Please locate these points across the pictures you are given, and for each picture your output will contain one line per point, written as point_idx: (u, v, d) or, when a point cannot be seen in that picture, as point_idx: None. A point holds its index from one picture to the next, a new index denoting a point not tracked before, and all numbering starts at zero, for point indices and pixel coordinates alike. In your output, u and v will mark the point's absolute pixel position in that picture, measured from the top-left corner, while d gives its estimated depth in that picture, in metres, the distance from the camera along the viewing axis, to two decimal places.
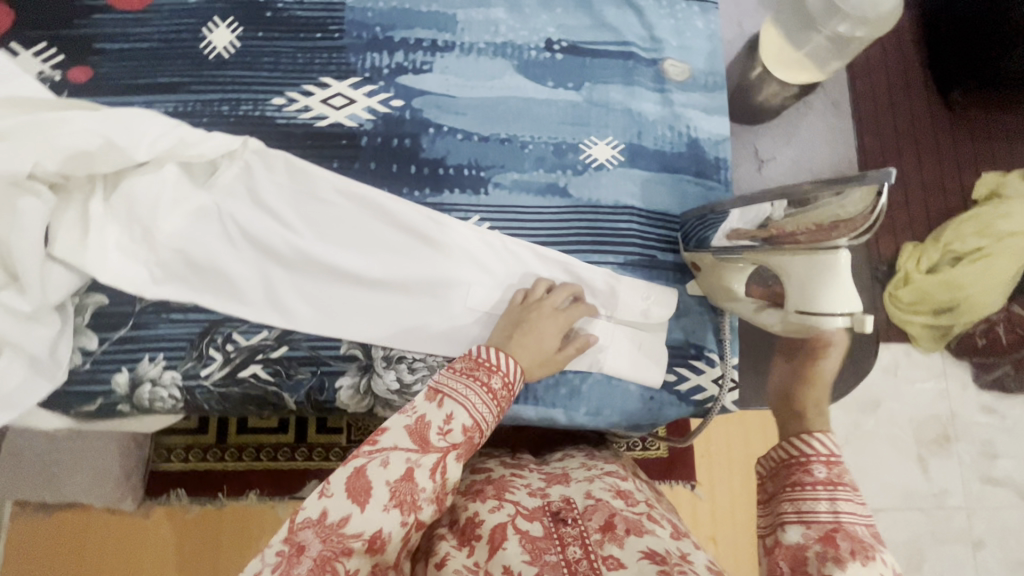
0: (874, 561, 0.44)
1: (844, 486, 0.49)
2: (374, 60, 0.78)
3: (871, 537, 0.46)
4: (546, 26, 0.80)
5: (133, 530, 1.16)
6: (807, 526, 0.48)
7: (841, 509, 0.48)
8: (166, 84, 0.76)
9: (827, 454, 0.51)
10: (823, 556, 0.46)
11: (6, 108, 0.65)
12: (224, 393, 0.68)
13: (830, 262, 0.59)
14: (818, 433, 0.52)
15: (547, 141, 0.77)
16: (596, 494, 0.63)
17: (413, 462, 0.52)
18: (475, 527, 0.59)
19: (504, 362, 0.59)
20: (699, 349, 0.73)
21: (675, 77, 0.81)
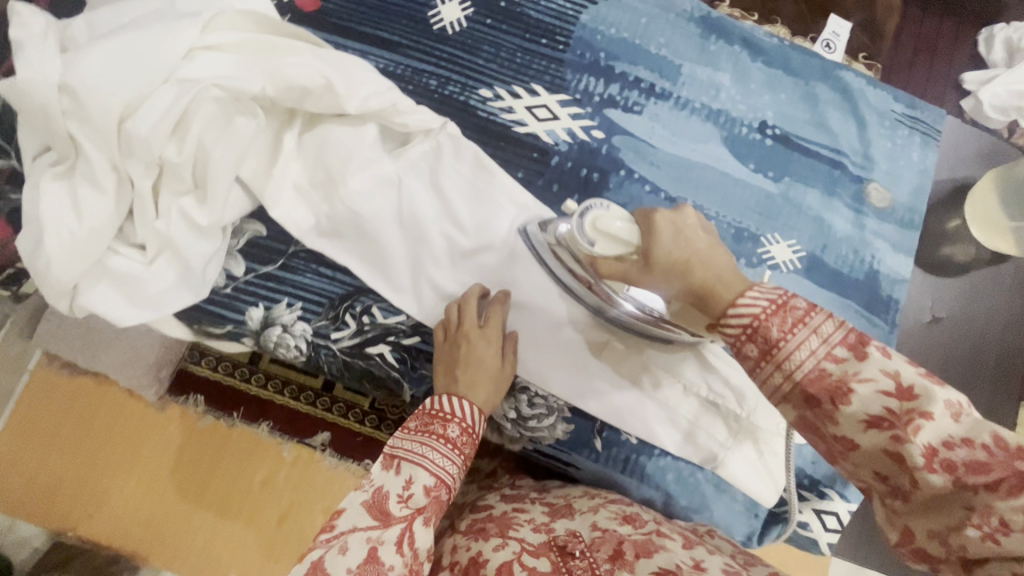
0: (855, 397, 0.38)
1: (785, 341, 0.40)
2: (588, 83, 0.76)
3: (845, 361, 0.39)
4: (765, 108, 0.77)
5: (143, 419, 1.15)
6: (789, 390, 0.41)
7: (793, 362, 0.40)
8: (384, 40, 0.74)
9: (750, 324, 0.42)
10: (822, 416, 0.39)
11: (255, 26, 0.63)
12: (348, 363, 0.67)
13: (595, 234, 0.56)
14: (733, 304, 0.44)
15: (730, 222, 0.75)
16: (602, 525, 0.56)
17: (375, 539, 0.50)
18: (477, 565, 0.54)
19: (459, 408, 0.58)
20: (813, 481, 0.70)
21: (876, 202, 0.77)
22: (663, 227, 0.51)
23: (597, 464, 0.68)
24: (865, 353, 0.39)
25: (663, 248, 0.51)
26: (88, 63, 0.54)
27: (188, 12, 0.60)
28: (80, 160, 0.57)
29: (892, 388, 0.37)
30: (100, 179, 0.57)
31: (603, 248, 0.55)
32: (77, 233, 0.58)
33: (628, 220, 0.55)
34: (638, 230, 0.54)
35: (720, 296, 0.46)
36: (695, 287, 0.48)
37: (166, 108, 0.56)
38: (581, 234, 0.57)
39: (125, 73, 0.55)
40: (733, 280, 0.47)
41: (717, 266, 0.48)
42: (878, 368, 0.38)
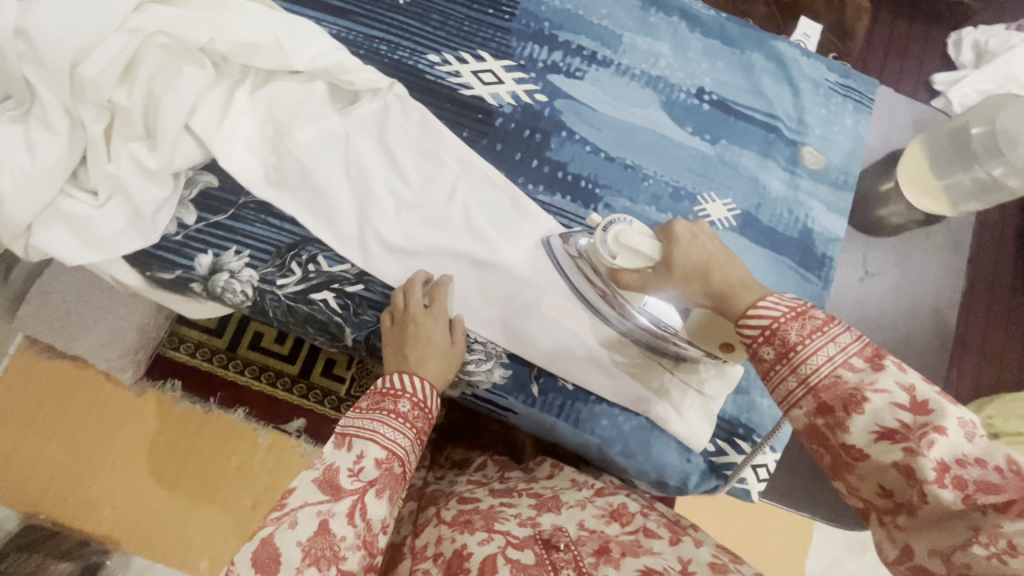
0: (869, 405, 0.43)
1: (802, 345, 0.46)
2: (533, 51, 0.80)
3: (862, 371, 0.45)
4: (702, 75, 0.81)
5: (121, 404, 1.16)
6: (803, 396, 0.46)
7: (809, 366, 0.46)
8: (337, 8, 0.78)
9: (770, 326, 0.48)
10: (833, 426, 0.45)
11: None
12: (292, 307, 0.69)
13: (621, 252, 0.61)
14: (753, 307, 0.50)
15: (668, 182, 0.78)
16: (589, 525, 0.60)
17: (326, 512, 0.53)
18: (462, 558, 0.56)
19: (412, 384, 0.61)
20: (747, 430, 0.72)
21: (810, 165, 0.80)
22: (682, 233, 0.58)
23: (533, 409, 0.69)
24: (882, 366, 0.44)
25: (685, 253, 0.57)
26: (42, 10, 0.57)
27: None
28: (35, 104, 0.60)
29: (905, 401, 0.42)
30: (54, 122, 0.61)
31: (626, 260, 0.60)
32: (30, 173, 0.61)
33: (650, 237, 0.60)
34: (659, 246, 0.60)
35: (741, 301, 0.52)
36: (716, 288, 0.54)
37: (116, 54, 0.59)
38: (603, 247, 0.61)
39: (78, 21, 0.58)
40: (748, 283, 0.53)
41: (731, 269, 0.55)
42: (894, 380, 0.43)
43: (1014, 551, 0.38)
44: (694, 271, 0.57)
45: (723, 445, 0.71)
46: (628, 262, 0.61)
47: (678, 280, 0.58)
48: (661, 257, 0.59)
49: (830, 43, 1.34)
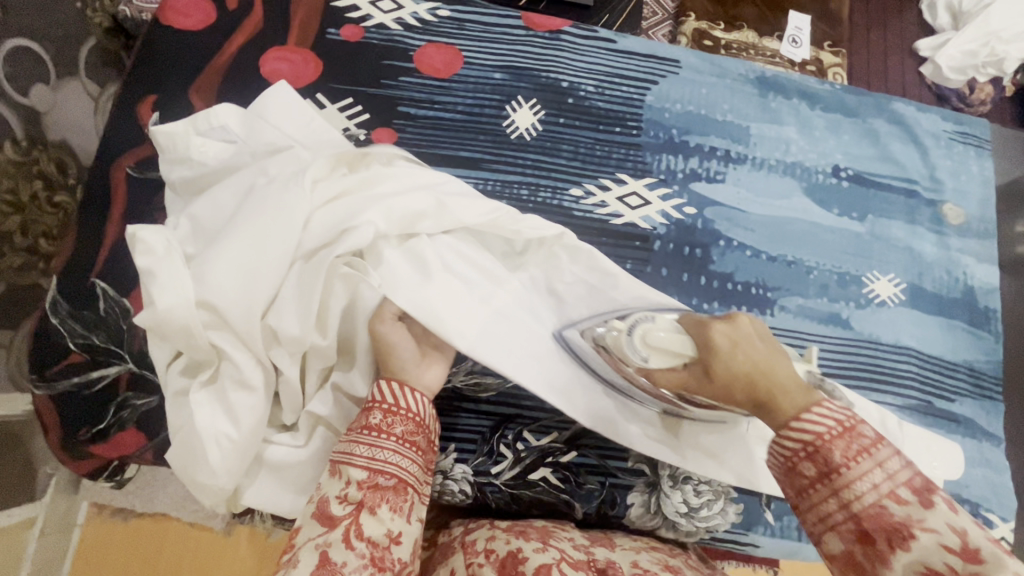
0: (916, 543, 0.38)
1: (847, 467, 0.40)
2: (669, 162, 0.78)
3: (909, 504, 0.39)
4: (834, 152, 0.81)
5: (207, 553, 0.91)
6: (842, 521, 0.40)
7: (853, 491, 0.40)
8: (467, 159, 0.74)
9: (813, 442, 0.42)
10: (872, 556, 0.39)
11: (334, 167, 0.62)
12: (515, 494, 0.66)
13: (676, 352, 0.53)
14: (797, 417, 0.43)
15: (831, 269, 0.77)
16: (644, 565, 0.56)
17: (323, 544, 0.45)
18: (517, 559, 0.52)
19: (383, 389, 0.51)
20: (975, 506, 0.70)
21: (953, 221, 0.81)
22: (721, 344, 0.50)
23: (774, 538, 0.68)
24: (931, 501, 0.39)
25: (728, 364, 0.49)
26: (215, 273, 0.55)
27: (286, 177, 0.60)
28: (225, 364, 0.56)
29: (956, 544, 0.37)
30: (250, 378, 0.56)
31: (658, 360, 0.54)
32: (237, 440, 0.55)
33: (679, 332, 0.53)
34: (690, 340, 0.53)
35: (784, 405, 0.45)
36: (762, 397, 0.47)
37: (301, 292, 0.56)
38: (632, 348, 0.55)
39: (256, 269, 0.55)
40: (795, 390, 0.45)
41: (779, 375, 0.47)
42: (943, 521, 0.38)
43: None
44: (737, 384, 0.48)
45: None
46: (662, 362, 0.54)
47: (720, 392, 0.50)
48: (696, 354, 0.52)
49: (823, 34, 1.21)
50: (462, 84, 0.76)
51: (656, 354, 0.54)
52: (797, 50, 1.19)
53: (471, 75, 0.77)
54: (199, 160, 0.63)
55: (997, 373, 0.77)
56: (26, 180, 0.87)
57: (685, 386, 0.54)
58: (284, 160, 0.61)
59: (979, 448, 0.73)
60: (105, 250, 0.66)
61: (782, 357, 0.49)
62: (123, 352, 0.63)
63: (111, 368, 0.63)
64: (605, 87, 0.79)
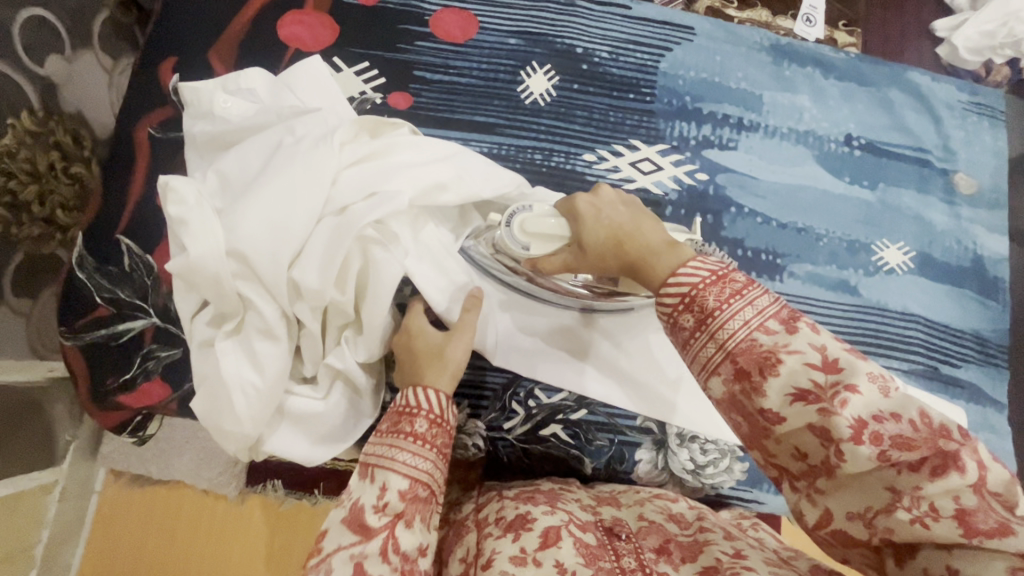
0: (784, 368, 0.37)
1: (720, 309, 0.40)
2: (682, 129, 0.78)
3: (776, 333, 0.38)
4: (847, 121, 0.81)
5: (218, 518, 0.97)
6: (721, 362, 0.39)
7: (727, 331, 0.39)
8: (482, 124, 0.75)
9: (689, 293, 0.41)
10: (750, 391, 0.38)
11: (361, 133, 0.63)
12: (526, 449, 0.68)
13: (552, 238, 0.57)
14: (672, 274, 0.43)
15: (841, 237, 0.78)
16: (649, 518, 0.57)
17: (359, 554, 0.44)
18: (524, 520, 0.51)
19: (425, 399, 0.50)
20: None
21: (965, 191, 0.81)
22: (585, 210, 0.54)
23: (778, 496, 0.70)
24: (796, 326, 0.38)
25: (593, 230, 0.52)
26: (243, 228, 0.55)
27: (313, 136, 0.60)
28: (250, 315, 0.57)
29: (817, 360, 0.37)
30: (274, 328, 0.57)
31: (539, 247, 0.58)
32: (261, 388, 0.57)
33: (554, 216, 0.57)
34: (566, 222, 0.56)
35: (658, 270, 0.45)
36: (628, 259, 0.48)
37: (326, 250, 0.56)
38: (513, 240, 0.59)
39: (283, 224, 0.56)
40: (660, 249, 0.47)
41: (642, 235, 0.49)
42: (807, 340, 0.37)
43: (938, 514, 0.34)
44: (606, 248, 0.51)
45: None
46: (540, 251, 0.58)
47: (595, 260, 0.52)
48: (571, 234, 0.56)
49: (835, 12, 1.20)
50: (478, 49, 0.77)
51: (534, 245, 0.58)
52: (812, 30, 1.15)
53: (487, 40, 0.77)
54: (219, 115, 0.64)
55: (1004, 341, 0.78)
56: (42, 151, 0.81)
57: (570, 268, 0.56)
58: (312, 121, 0.61)
59: (982, 414, 0.75)
60: (129, 207, 0.68)
61: (645, 218, 0.51)
62: (148, 306, 0.65)
63: (137, 322, 0.65)
64: (620, 53, 0.79)
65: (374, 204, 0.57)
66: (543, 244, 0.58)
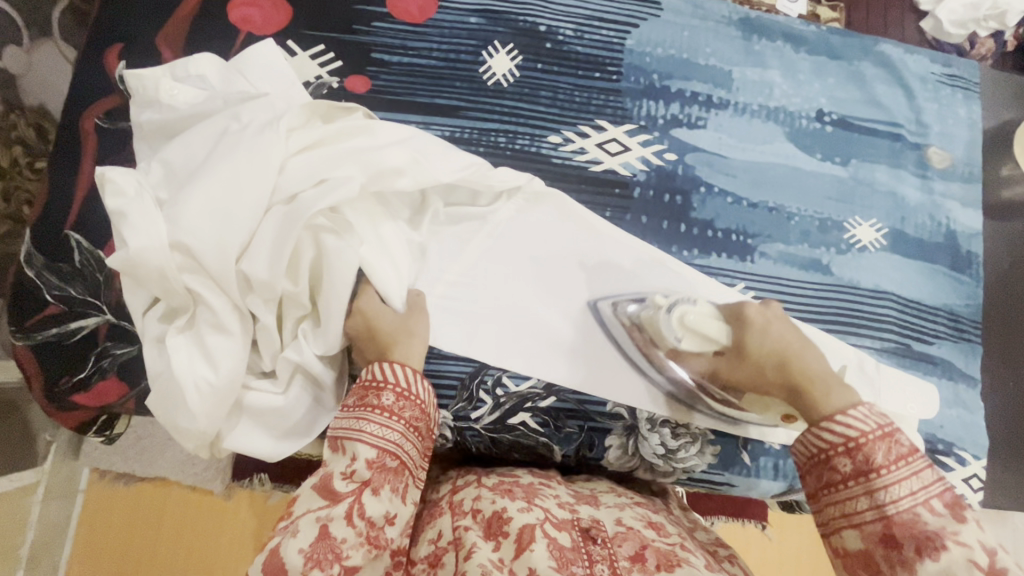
0: (945, 553, 0.42)
1: (886, 469, 0.46)
2: (650, 108, 0.76)
3: (943, 517, 0.44)
4: (818, 96, 0.79)
5: (211, 516, 0.96)
6: (872, 519, 0.46)
7: (890, 493, 0.45)
8: (442, 107, 0.72)
9: (854, 439, 0.48)
10: (893, 560, 0.44)
11: (308, 117, 0.60)
12: (495, 438, 0.67)
13: (713, 341, 0.62)
14: (840, 413, 0.50)
15: (813, 215, 0.77)
16: (627, 523, 0.55)
17: (324, 518, 0.45)
18: (501, 520, 0.50)
19: (393, 373, 0.51)
20: (948, 445, 0.72)
21: (938, 164, 0.80)
22: (754, 319, 0.61)
23: (749, 477, 0.70)
24: (960, 517, 0.43)
25: (761, 343, 0.59)
26: (187, 220, 0.53)
27: (259, 123, 0.57)
28: (201, 309, 0.56)
29: (983, 561, 0.41)
30: (226, 323, 0.56)
31: (693, 342, 0.63)
32: (214, 383, 0.56)
33: (717, 319, 0.62)
34: (727, 329, 0.62)
35: (821, 402, 0.53)
36: (797, 380, 0.56)
37: (275, 241, 0.55)
38: (669, 326, 0.64)
39: (230, 214, 0.54)
40: (828, 376, 0.55)
41: (806, 362, 0.57)
42: (974, 537, 0.42)
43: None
44: (774, 361, 0.58)
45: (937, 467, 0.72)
46: (691, 346, 0.63)
47: (754, 367, 0.60)
48: (730, 342, 0.61)
49: None
50: (437, 29, 0.74)
51: (691, 341, 0.63)
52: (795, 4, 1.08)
53: (446, 20, 0.75)
54: (165, 103, 0.62)
55: (977, 316, 0.78)
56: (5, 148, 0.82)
57: (714, 368, 0.63)
58: (259, 107, 0.58)
59: (955, 391, 0.75)
60: (78, 202, 0.66)
61: (811, 346, 0.59)
62: (100, 303, 0.64)
63: (90, 319, 0.63)
64: (585, 31, 0.77)
65: (324, 191, 0.55)
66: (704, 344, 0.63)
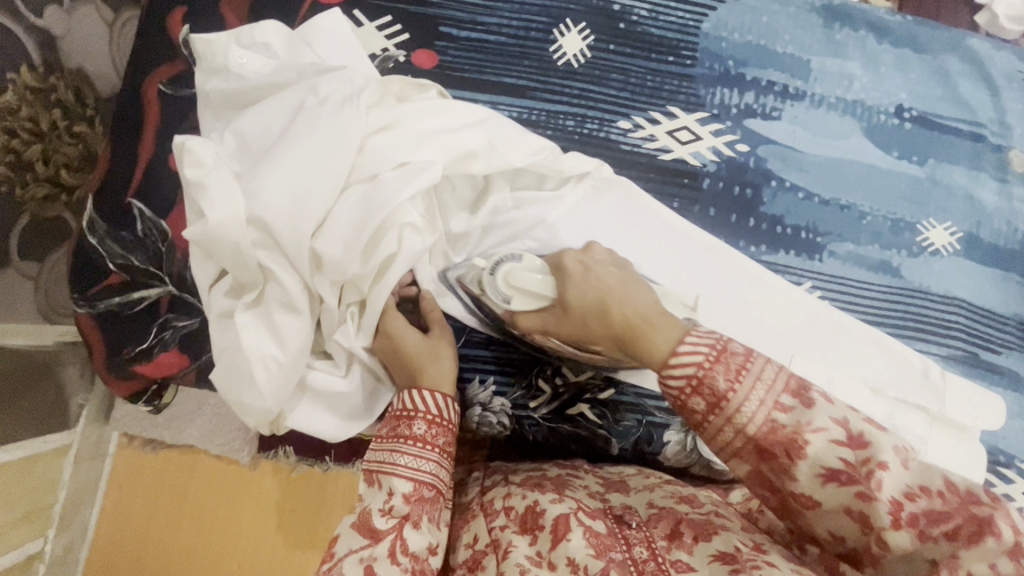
0: (810, 449, 0.35)
1: (732, 391, 0.37)
2: (723, 96, 0.73)
3: (793, 409, 0.36)
4: (898, 91, 0.76)
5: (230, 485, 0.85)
6: (741, 445, 0.37)
7: (744, 414, 0.36)
8: (512, 87, 0.70)
9: (696, 375, 0.38)
10: (778, 471, 0.36)
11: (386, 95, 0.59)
12: (553, 429, 0.66)
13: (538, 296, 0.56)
14: (672, 353, 0.40)
15: (885, 215, 0.74)
16: (659, 502, 0.51)
17: (369, 557, 0.43)
18: (535, 515, 0.47)
19: (422, 400, 0.50)
20: (1009, 457, 0.71)
21: (1019, 168, 0.76)
22: (573, 267, 0.53)
23: None
24: (811, 399, 0.36)
25: (582, 290, 0.51)
26: (264, 194, 0.52)
27: (337, 97, 0.55)
28: (271, 287, 0.55)
29: (842, 436, 0.34)
30: (297, 302, 0.55)
31: (522, 301, 0.57)
32: (283, 361, 0.55)
33: (540, 272, 0.56)
34: (552, 281, 0.56)
35: (653, 349, 0.42)
36: (621, 332, 0.46)
37: (352, 221, 0.53)
38: (496, 289, 0.57)
39: (307, 191, 0.52)
40: (652, 320, 0.44)
41: (629, 303, 0.47)
42: (828, 415, 0.35)
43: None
44: (591, 314, 0.49)
45: (995, 479, 0.70)
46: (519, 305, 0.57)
47: (578, 322, 0.52)
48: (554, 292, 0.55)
49: None
50: (508, 5, 0.71)
51: (517, 301, 0.57)
52: None
53: None
54: (235, 72, 0.60)
55: None
56: (44, 108, 0.73)
57: (547, 327, 0.56)
58: (336, 80, 0.56)
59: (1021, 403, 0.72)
60: (140, 168, 0.64)
61: (632, 281, 0.51)
62: (163, 274, 0.63)
63: (152, 290, 0.63)
64: (660, 12, 0.74)
65: (405, 176, 0.54)
66: (532, 302, 0.56)
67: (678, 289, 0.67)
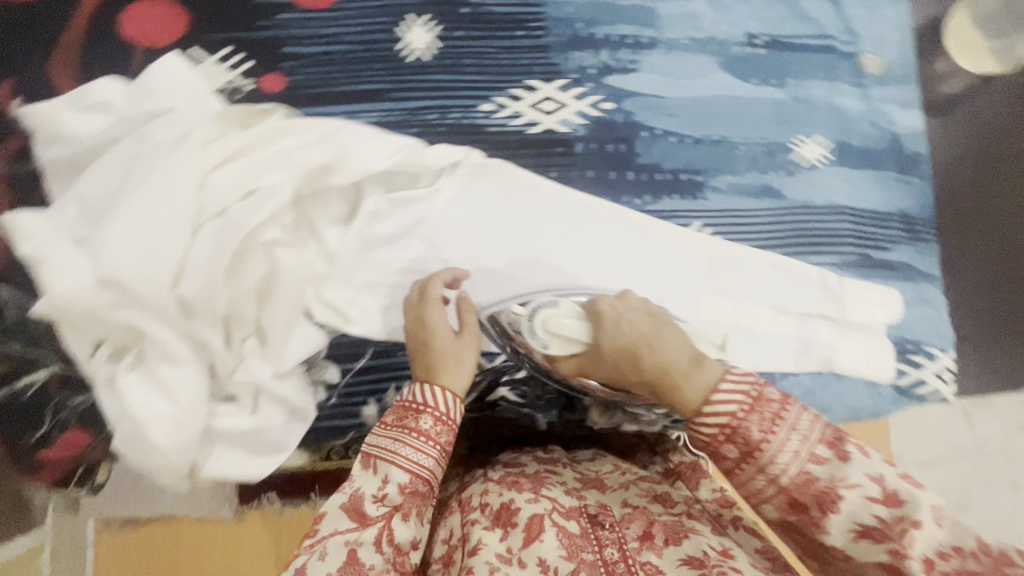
0: (844, 502, 0.36)
1: (767, 441, 0.37)
2: (580, 59, 0.74)
3: (829, 462, 0.36)
4: (747, 20, 0.78)
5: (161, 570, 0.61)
6: (772, 493, 0.38)
7: (777, 464, 0.37)
8: (369, 92, 0.69)
9: (730, 423, 0.38)
10: (808, 522, 0.37)
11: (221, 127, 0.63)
12: (478, 419, 0.67)
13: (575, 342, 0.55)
14: (709, 395, 0.40)
15: (759, 142, 0.76)
16: (633, 501, 0.48)
17: (354, 540, 0.41)
18: (512, 510, 0.45)
19: (440, 397, 0.47)
20: (915, 343, 0.74)
21: (873, 70, 0.80)
22: (606, 310, 0.53)
23: None
24: (846, 452, 0.36)
25: (610, 337, 0.51)
26: (112, 252, 0.57)
27: (171, 141, 0.60)
28: (149, 344, 0.58)
29: (877, 492, 0.35)
30: (175, 352, 0.58)
31: (558, 348, 0.56)
32: (176, 415, 0.58)
33: (578, 318, 0.55)
34: (587, 327, 0.54)
35: (684, 395, 0.42)
36: (651, 375, 0.46)
37: (210, 257, 0.59)
38: (534, 337, 0.57)
39: (156, 242, 0.58)
40: (677, 365, 0.45)
41: (662, 349, 0.47)
42: (862, 470, 0.36)
43: None
44: (625, 354, 0.49)
45: (907, 367, 0.74)
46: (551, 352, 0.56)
47: (615, 366, 0.51)
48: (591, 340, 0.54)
49: None
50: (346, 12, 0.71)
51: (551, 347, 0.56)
52: None
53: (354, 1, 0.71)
54: (83, 141, 0.61)
55: (934, 216, 0.78)
56: None
57: (583, 371, 0.56)
58: (168, 124, 0.61)
59: (917, 290, 0.76)
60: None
61: (667, 327, 0.50)
62: (51, 355, 0.61)
63: (38, 373, 0.61)
64: None
65: (253, 205, 0.59)
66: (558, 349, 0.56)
67: (572, 255, 0.69)
